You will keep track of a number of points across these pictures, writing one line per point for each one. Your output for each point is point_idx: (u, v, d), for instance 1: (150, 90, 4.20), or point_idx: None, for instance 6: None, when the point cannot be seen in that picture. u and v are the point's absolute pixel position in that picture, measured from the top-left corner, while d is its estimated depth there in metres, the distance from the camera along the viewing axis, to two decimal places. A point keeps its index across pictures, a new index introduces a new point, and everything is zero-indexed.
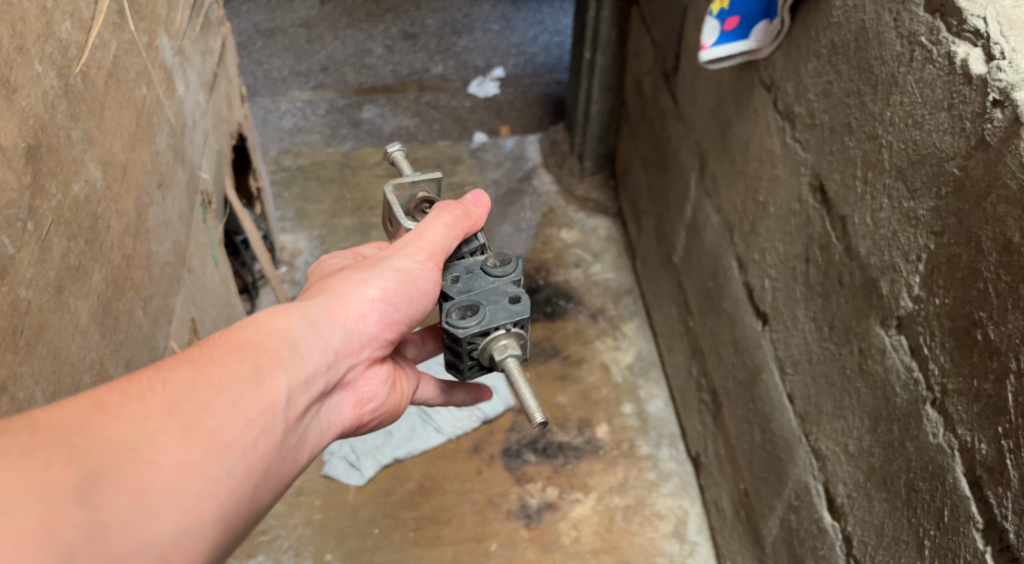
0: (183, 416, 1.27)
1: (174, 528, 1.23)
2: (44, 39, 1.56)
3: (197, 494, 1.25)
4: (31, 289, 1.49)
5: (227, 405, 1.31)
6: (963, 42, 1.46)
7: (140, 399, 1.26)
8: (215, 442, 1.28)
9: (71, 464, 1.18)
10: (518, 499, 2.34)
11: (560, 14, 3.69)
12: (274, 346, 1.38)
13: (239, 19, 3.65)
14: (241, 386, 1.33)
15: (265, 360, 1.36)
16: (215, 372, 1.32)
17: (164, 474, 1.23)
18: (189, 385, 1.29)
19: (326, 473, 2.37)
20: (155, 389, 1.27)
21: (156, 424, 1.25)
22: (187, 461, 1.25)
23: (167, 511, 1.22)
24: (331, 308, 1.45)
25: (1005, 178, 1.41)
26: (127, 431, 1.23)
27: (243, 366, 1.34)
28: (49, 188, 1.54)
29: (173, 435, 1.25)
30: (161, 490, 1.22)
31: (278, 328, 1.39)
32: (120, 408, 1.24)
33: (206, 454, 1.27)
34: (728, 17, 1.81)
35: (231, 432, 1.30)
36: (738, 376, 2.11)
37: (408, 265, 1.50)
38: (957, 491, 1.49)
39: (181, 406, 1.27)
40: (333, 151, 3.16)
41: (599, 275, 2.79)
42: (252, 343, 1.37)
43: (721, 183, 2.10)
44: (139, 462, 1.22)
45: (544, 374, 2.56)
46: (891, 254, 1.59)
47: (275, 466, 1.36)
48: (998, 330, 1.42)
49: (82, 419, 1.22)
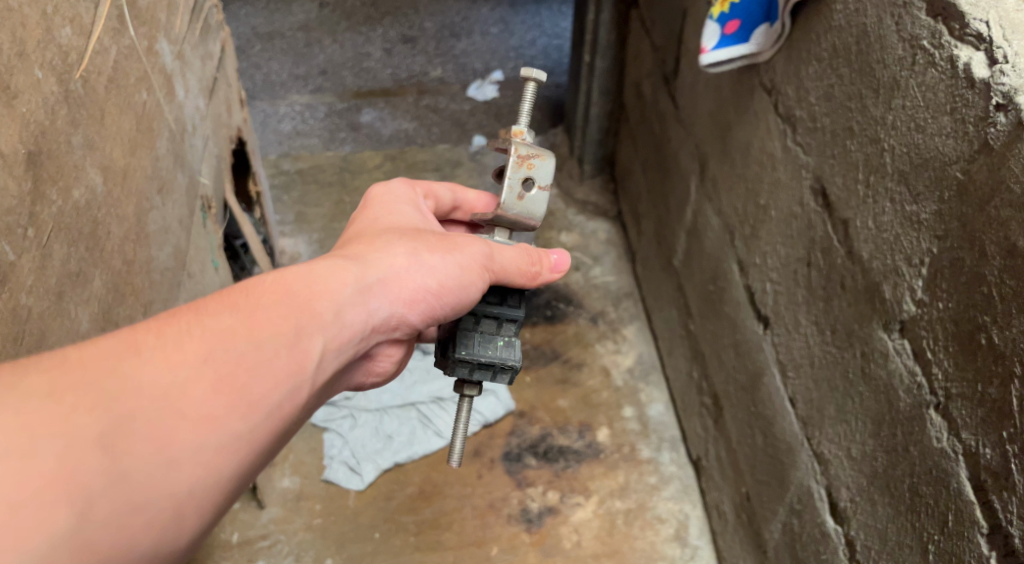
0: (217, 369, 1.26)
1: (192, 481, 1.23)
2: (44, 45, 1.55)
3: (216, 448, 1.24)
4: (32, 295, 1.49)
5: (263, 360, 1.29)
6: (965, 45, 1.46)
7: (177, 344, 1.25)
8: (243, 399, 1.27)
9: (99, 409, 1.19)
10: (519, 503, 2.34)
11: (559, 17, 3.69)
12: (320, 306, 1.36)
13: (238, 22, 3.64)
14: (279, 342, 1.31)
15: (309, 319, 1.35)
16: (257, 325, 1.30)
17: (189, 425, 1.23)
18: (228, 335, 1.28)
19: (326, 478, 2.36)
20: (193, 335, 1.26)
21: (190, 372, 1.24)
22: (212, 414, 1.24)
23: (186, 462, 1.22)
24: (383, 279, 1.43)
25: (1009, 182, 1.40)
26: (159, 377, 1.23)
27: (284, 323, 1.32)
28: (49, 194, 1.54)
29: (204, 386, 1.25)
30: (184, 442, 1.22)
31: (329, 288, 1.38)
32: (155, 353, 1.24)
33: (232, 410, 1.26)
34: (729, 21, 1.82)
35: (261, 390, 1.28)
36: (739, 379, 2.11)
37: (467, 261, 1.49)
38: (961, 495, 1.49)
39: (218, 356, 1.26)
40: (332, 155, 3.18)
41: (599, 278, 2.79)
42: (296, 300, 1.35)
43: (722, 186, 2.10)
44: (166, 410, 1.22)
45: (544, 378, 2.56)
46: (894, 258, 1.59)
47: (298, 424, 1.34)
48: (1003, 334, 1.41)
49: (116, 361, 1.22)
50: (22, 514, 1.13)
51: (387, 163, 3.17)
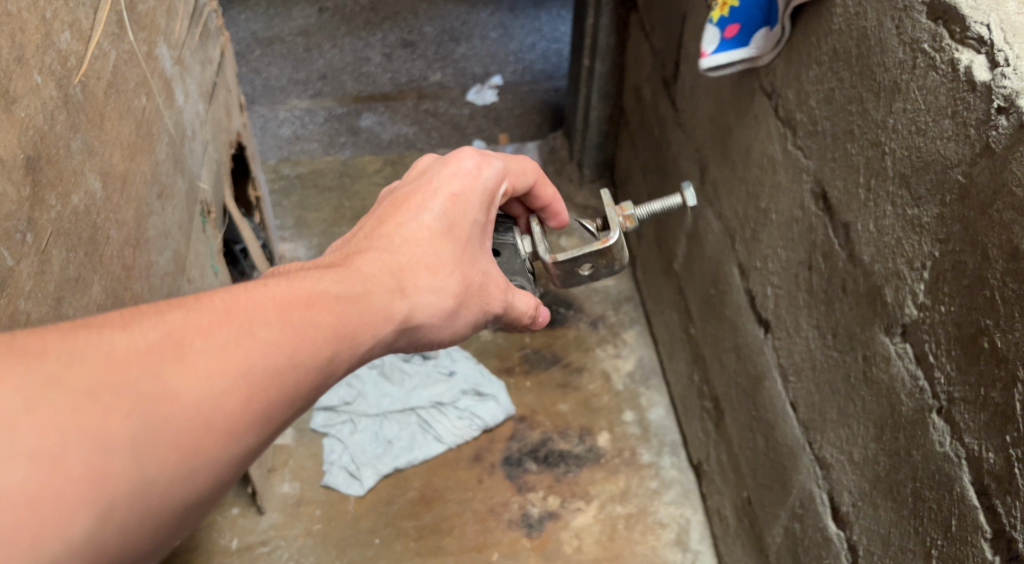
0: (252, 387, 1.22)
1: (204, 494, 1.20)
2: (44, 50, 1.55)
3: (233, 465, 1.21)
4: (31, 301, 1.48)
5: (298, 383, 1.26)
6: (966, 49, 1.46)
7: (222, 352, 1.21)
8: (270, 418, 1.24)
9: (136, 412, 1.16)
10: (520, 508, 2.33)
11: (559, 21, 3.69)
12: (359, 332, 1.32)
13: (237, 27, 3.64)
14: (315, 364, 1.27)
15: (348, 344, 1.31)
16: (302, 345, 1.26)
17: (217, 441, 1.19)
18: (269, 354, 1.24)
19: (326, 483, 2.35)
20: (240, 345, 1.22)
21: (228, 387, 1.20)
22: (237, 432, 1.21)
23: (204, 478, 1.19)
24: (420, 306, 1.40)
25: (1011, 186, 1.40)
26: (197, 387, 1.19)
27: (325, 345, 1.28)
28: (48, 199, 1.54)
29: (238, 403, 1.21)
30: (209, 456, 1.19)
31: (373, 313, 1.34)
32: (198, 359, 1.20)
33: (258, 428, 1.22)
34: (728, 25, 1.79)
35: (285, 412, 1.25)
36: (740, 383, 2.11)
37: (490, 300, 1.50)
38: (964, 499, 1.48)
39: (256, 373, 1.22)
40: (332, 159, 3.15)
41: (598, 281, 2.78)
42: (339, 322, 1.30)
43: (722, 190, 2.10)
44: (198, 422, 1.18)
45: (544, 382, 2.56)
46: (895, 261, 1.58)
47: None
48: (1005, 338, 1.41)
49: (160, 362, 1.18)
50: (39, 515, 1.10)
51: (387, 168, 3.14)
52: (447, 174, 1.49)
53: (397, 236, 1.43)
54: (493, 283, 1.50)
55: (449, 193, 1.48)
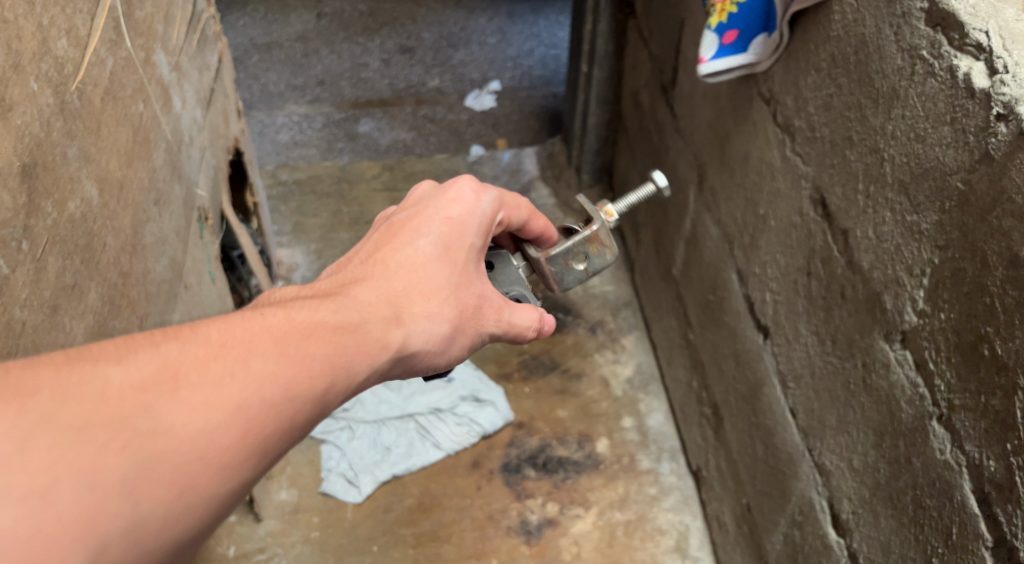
0: (246, 421, 1.21)
1: (198, 530, 1.19)
2: (40, 57, 1.55)
3: (226, 500, 1.21)
4: (26, 310, 1.47)
5: (292, 416, 1.25)
6: (965, 55, 1.45)
7: (216, 386, 1.21)
8: (264, 451, 1.23)
9: (130, 449, 1.15)
10: (519, 515, 2.32)
11: (557, 27, 3.69)
12: (355, 362, 1.32)
13: (235, 33, 3.63)
14: (310, 396, 1.27)
15: (343, 375, 1.30)
16: (297, 377, 1.26)
17: (211, 475, 1.19)
18: (262, 386, 1.23)
19: (324, 490, 2.34)
20: (234, 379, 1.22)
21: (221, 421, 1.20)
22: (231, 466, 1.20)
23: (198, 513, 1.18)
24: (416, 334, 1.39)
25: (1011, 193, 1.39)
26: (190, 422, 1.18)
27: (321, 375, 1.28)
28: (44, 206, 1.53)
29: (231, 436, 1.20)
30: (202, 492, 1.18)
31: (368, 343, 1.33)
32: (191, 393, 1.19)
33: (253, 461, 1.22)
34: (728, 31, 1.79)
35: (279, 444, 1.25)
36: (739, 390, 2.10)
37: (489, 323, 1.50)
38: (965, 508, 1.48)
39: (250, 406, 1.22)
40: (330, 166, 3.12)
41: (597, 287, 2.78)
42: (334, 352, 1.30)
43: (721, 196, 2.09)
44: (191, 458, 1.18)
45: (543, 388, 2.55)
46: (894, 268, 1.58)
47: None
48: (1006, 345, 1.40)
49: (152, 397, 1.18)
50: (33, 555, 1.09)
51: (385, 173, 3.11)
52: (448, 201, 1.49)
53: (393, 262, 1.42)
54: (492, 306, 1.49)
55: (446, 218, 1.48)
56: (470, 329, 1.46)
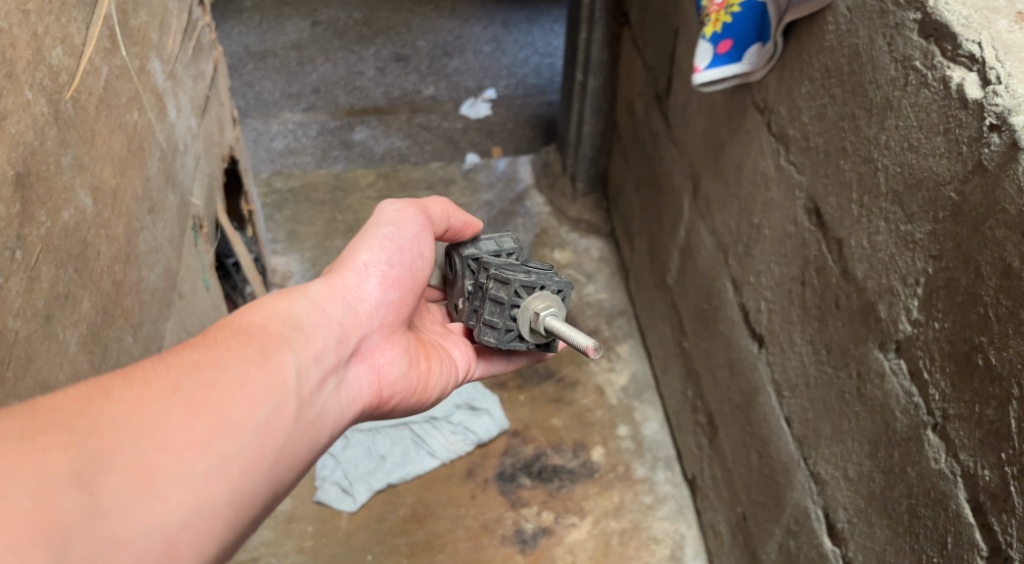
0: (189, 397, 1.27)
1: (183, 508, 1.21)
2: (34, 66, 1.54)
3: (205, 474, 1.24)
4: (19, 319, 1.47)
5: (234, 384, 1.32)
6: (958, 67, 1.46)
7: (145, 381, 1.26)
8: (225, 421, 1.28)
9: (74, 445, 1.17)
10: (513, 524, 2.32)
11: (551, 36, 3.70)
12: (277, 327, 1.41)
13: (230, 41, 3.63)
14: (247, 363, 1.34)
15: (268, 339, 1.39)
16: (219, 354, 1.33)
17: (171, 455, 1.22)
18: (192, 368, 1.30)
19: (318, 500, 2.34)
20: (160, 370, 1.27)
21: (159, 405, 1.25)
22: (193, 440, 1.25)
23: (174, 490, 1.21)
24: (325, 283, 1.51)
25: (1004, 204, 1.39)
26: (130, 414, 1.22)
27: (249, 347, 1.36)
28: (38, 216, 1.53)
29: (180, 413, 1.25)
30: (167, 471, 1.21)
31: (280, 308, 1.44)
32: (123, 391, 1.24)
33: (215, 432, 1.27)
34: (722, 40, 1.79)
35: (240, 411, 1.30)
36: (734, 399, 2.10)
37: (391, 223, 1.61)
38: (960, 518, 1.48)
39: (188, 387, 1.28)
40: (324, 173, 3.12)
41: (592, 296, 2.78)
42: (252, 326, 1.39)
43: (715, 205, 2.09)
44: (145, 441, 1.22)
45: (538, 396, 2.55)
46: (889, 277, 1.58)
47: (291, 446, 1.35)
48: (1000, 355, 1.40)
49: (85, 402, 1.21)
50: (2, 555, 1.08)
51: (380, 181, 3.10)
52: None
53: None
54: (379, 216, 1.63)
55: None
56: (377, 237, 1.58)
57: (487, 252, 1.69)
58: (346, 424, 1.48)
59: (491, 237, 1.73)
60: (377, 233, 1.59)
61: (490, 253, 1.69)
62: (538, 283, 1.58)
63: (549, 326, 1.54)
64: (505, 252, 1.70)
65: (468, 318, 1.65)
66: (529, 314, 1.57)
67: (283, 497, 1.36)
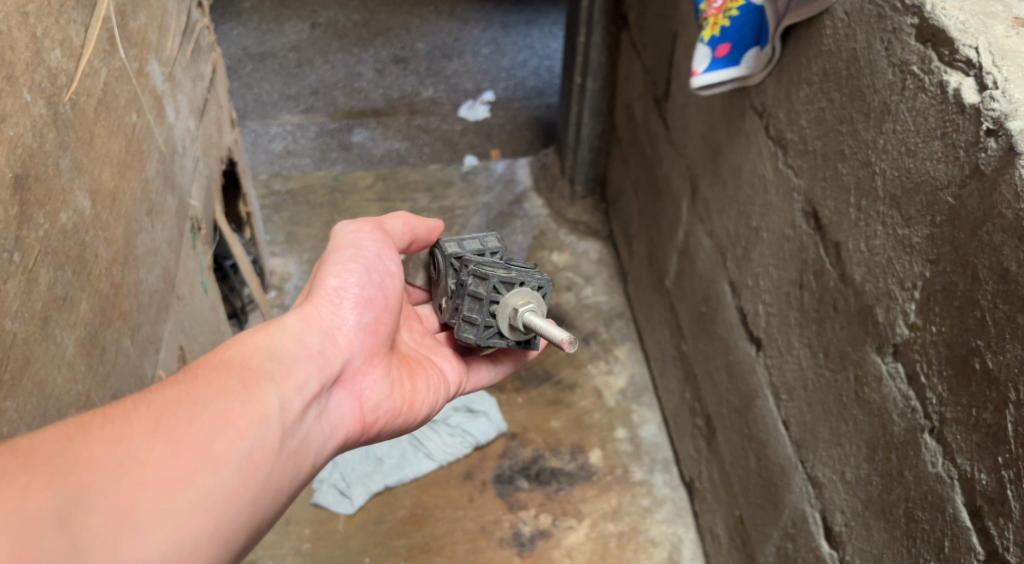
0: (168, 434, 1.27)
1: (164, 545, 1.22)
2: (33, 68, 1.54)
3: (188, 509, 1.25)
4: (17, 322, 1.47)
5: (213, 420, 1.32)
6: (955, 71, 1.46)
7: (124, 419, 1.26)
8: (207, 456, 1.29)
9: (52, 486, 1.19)
10: (511, 526, 2.32)
11: (550, 39, 3.70)
12: (256, 360, 1.41)
13: (228, 43, 3.64)
14: (227, 399, 1.34)
15: (248, 372, 1.38)
16: (198, 390, 1.33)
17: (152, 493, 1.23)
18: (173, 404, 1.30)
19: (315, 502, 2.34)
20: (139, 409, 1.28)
21: (138, 443, 1.25)
22: (174, 478, 1.25)
23: (155, 527, 1.22)
24: (301, 313, 1.49)
25: (1001, 208, 1.40)
26: (108, 453, 1.23)
27: (230, 381, 1.36)
28: (36, 217, 1.53)
29: (159, 451, 1.26)
30: (148, 508, 1.22)
31: (257, 341, 1.43)
32: (102, 430, 1.24)
33: (198, 468, 1.28)
34: (720, 44, 1.79)
35: (222, 444, 1.31)
36: (732, 402, 2.10)
37: (353, 245, 1.59)
38: (957, 521, 1.48)
39: (167, 424, 1.28)
40: (323, 175, 3.12)
41: (590, 298, 2.78)
42: (233, 359, 1.39)
43: (714, 208, 2.10)
44: (125, 479, 1.23)
45: (536, 399, 2.55)
46: (886, 281, 1.58)
47: (275, 477, 1.36)
48: (997, 359, 1.41)
49: (63, 443, 1.22)
50: None
51: (379, 183, 3.10)
52: None
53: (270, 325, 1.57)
54: (337, 238, 1.61)
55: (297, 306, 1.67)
56: (343, 260, 1.56)
57: (470, 252, 1.68)
58: (330, 452, 1.48)
59: (474, 237, 1.72)
60: (344, 257, 1.57)
61: (473, 253, 1.69)
62: (517, 280, 1.58)
63: (527, 322, 1.54)
64: (488, 251, 1.69)
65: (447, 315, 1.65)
66: (507, 311, 1.57)
67: (269, 526, 1.37)
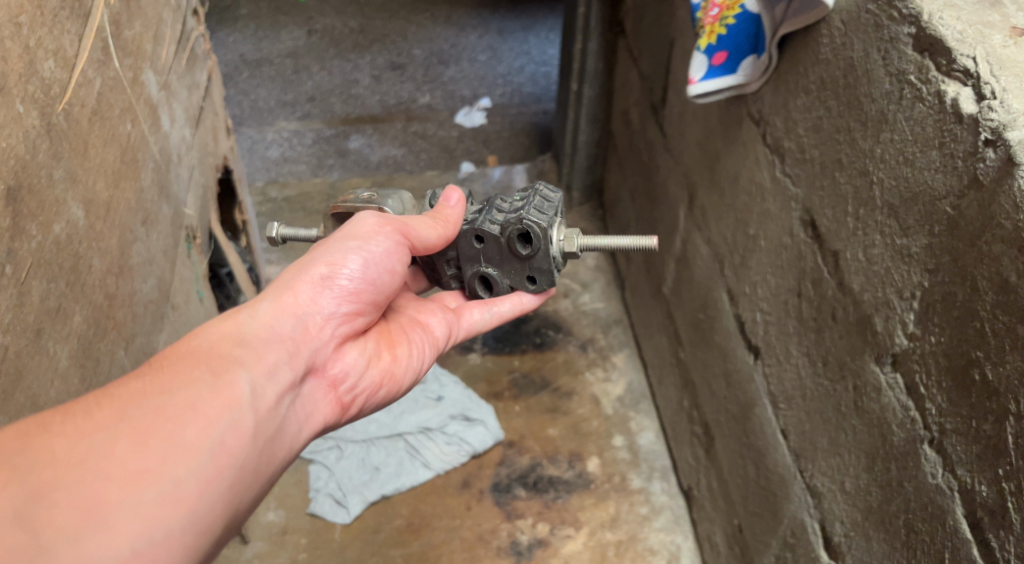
0: (134, 426, 1.28)
1: (136, 536, 1.23)
2: (27, 79, 1.53)
3: (158, 500, 1.26)
4: (8, 334, 1.46)
5: (180, 409, 1.31)
6: (952, 81, 1.45)
7: (87, 414, 1.27)
8: (176, 446, 1.29)
9: (15, 483, 1.21)
10: (508, 535, 2.31)
11: (547, 45, 3.70)
12: (225, 348, 1.40)
13: (225, 49, 3.63)
14: (196, 389, 1.34)
15: (215, 360, 1.38)
16: (164, 379, 1.33)
17: (116, 487, 1.24)
18: (137, 395, 1.30)
19: (312, 511, 2.32)
20: (102, 403, 1.29)
21: (101, 437, 1.26)
22: (141, 469, 1.26)
23: (124, 519, 1.23)
24: (274, 298, 1.47)
25: (1000, 219, 1.39)
26: (69, 449, 1.24)
27: (197, 369, 1.36)
28: (28, 230, 1.52)
29: (124, 443, 1.27)
30: (115, 503, 1.23)
31: (226, 329, 1.42)
32: (64, 426, 1.26)
33: (166, 459, 1.28)
34: (717, 52, 1.79)
35: (191, 434, 1.30)
36: (730, 409, 2.09)
37: (360, 237, 1.54)
38: (957, 533, 1.47)
39: (132, 415, 1.29)
40: (320, 182, 3.11)
41: (588, 305, 2.77)
42: (201, 346, 1.39)
43: (710, 216, 2.09)
44: (89, 473, 1.24)
45: (533, 406, 2.54)
46: (885, 291, 1.57)
47: (253, 463, 1.36)
48: (998, 370, 1.40)
49: (22, 442, 1.24)
50: None
51: None
52: None
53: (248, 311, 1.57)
54: (352, 225, 1.56)
55: None
56: (340, 249, 1.53)
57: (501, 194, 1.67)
58: (310, 436, 1.48)
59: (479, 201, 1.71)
60: (344, 245, 1.53)
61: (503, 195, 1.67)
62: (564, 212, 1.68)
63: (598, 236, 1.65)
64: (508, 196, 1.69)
65: (484, 226, 1.63)
66: (558, 236, 1.62)
67: (251, 511, 1.37)
